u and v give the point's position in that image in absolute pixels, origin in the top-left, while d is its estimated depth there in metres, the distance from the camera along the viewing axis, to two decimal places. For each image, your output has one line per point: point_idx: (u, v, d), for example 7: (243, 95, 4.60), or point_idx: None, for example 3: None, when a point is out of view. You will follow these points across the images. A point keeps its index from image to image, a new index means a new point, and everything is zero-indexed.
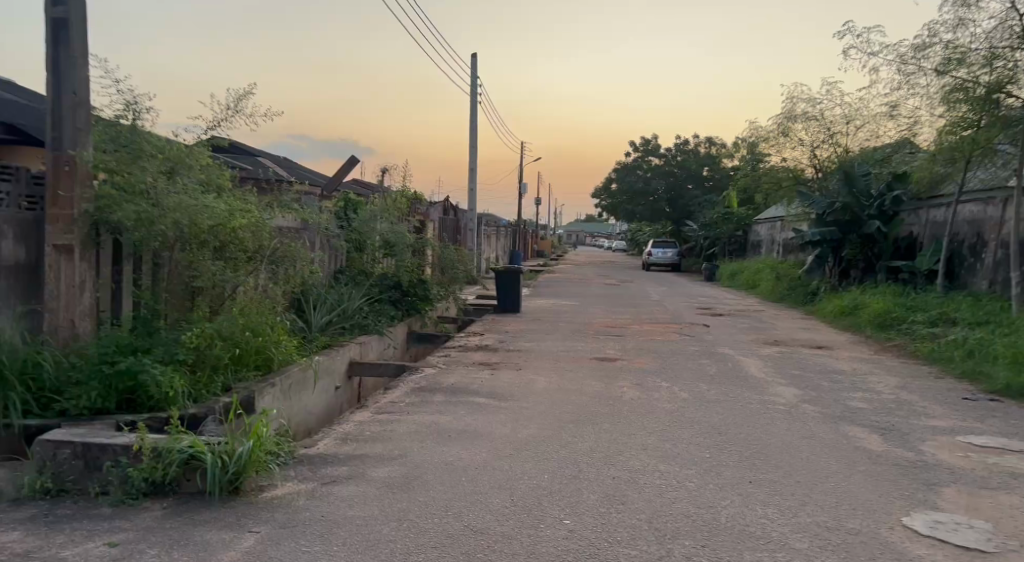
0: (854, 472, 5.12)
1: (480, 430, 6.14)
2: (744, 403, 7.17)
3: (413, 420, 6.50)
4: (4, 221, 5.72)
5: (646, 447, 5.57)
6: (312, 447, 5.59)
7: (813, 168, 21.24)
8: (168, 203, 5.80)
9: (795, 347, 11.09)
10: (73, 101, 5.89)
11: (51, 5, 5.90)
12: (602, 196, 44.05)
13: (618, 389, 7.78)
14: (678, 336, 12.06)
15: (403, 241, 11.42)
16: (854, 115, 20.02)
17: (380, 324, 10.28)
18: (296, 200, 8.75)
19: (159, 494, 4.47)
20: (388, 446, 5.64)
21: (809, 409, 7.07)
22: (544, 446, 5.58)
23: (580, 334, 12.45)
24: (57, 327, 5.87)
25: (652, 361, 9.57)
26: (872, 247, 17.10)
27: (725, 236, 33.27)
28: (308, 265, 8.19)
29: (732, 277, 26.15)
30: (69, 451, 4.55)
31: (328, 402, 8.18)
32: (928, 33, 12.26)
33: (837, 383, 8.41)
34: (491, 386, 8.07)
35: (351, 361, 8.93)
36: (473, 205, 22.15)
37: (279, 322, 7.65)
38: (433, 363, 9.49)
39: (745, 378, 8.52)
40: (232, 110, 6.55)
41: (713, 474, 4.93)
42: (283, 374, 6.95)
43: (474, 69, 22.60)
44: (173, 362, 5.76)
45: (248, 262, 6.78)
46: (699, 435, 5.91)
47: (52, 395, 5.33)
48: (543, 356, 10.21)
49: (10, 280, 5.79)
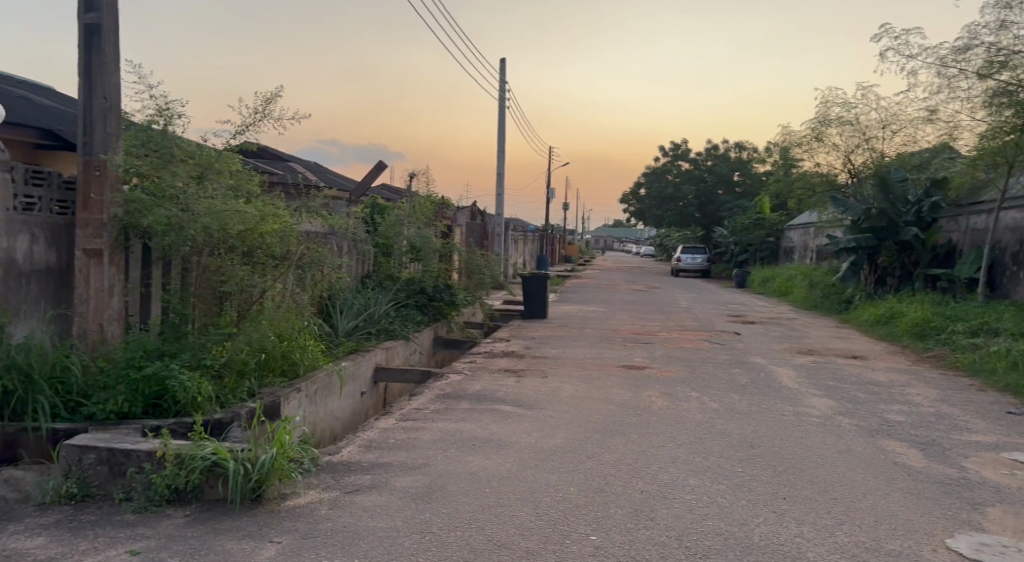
0: (894, 490, 4.93)
1: (505, 439, 6.05)
2: (776, 415, 6.99)
3: (438, 428, 6.43)
4: (37, 225, 5.78)
5: (675, 459, 5.43)
6: (336, 454, 5.55)
7: (847, 172, 20.86)
8: (198, 207, 5.76)
9: (829, 356, 10.83)
10: (104, 107, 5.93)
11: (84, 11, 5.94)
12: (630, 202, 43.81)
13: (646, 399, 7.64)
14: (707, 343, 11.85)
15: (429, 245, 11.39)
16: (891, 119, 19.62)
17: (406, 329, 10.23)
18: (324, 204, 8.78)
19: (181, 501, 4.44)
20: (411, 454, 5.58)
21: (845, 422, 6.86)
22: (571, 457, 5.47)
23: (608, 341, 12.30)
24: (86, 330, 5.92)
25: (682, 370, 9.40)
26: (909, 254, 16.67)
27: (756, 242, 32.84)
28: (334, 269, 8.20)
29: (763, 284, 25.76)
30: (94, 456, 4.55)
31: (354, 407, 8.15)
32: (969, 35, 11.95)
33: (874, 395, 8.16)
34: (517, 393, 7.98)
35: (376, 366, 8.88)
36: (500, 210, 22.11)
37: (306, 327, 7.66)
38: (459, 370, 9.42)
39: (777, 388, 8.31)
40: (260, 114, 6.51)
41: (746, 489, 4.78)
42: (309, 380, 6.96)
43: (503, 74, 22.59)
44: (199, 367, 5.76)
45: (276, 267, 6.74)
46: (730, 448, 5.75)
47: (79, 400, 5.34)
48: (570, 363, 10.09)
49: (41, 284, 5.85)
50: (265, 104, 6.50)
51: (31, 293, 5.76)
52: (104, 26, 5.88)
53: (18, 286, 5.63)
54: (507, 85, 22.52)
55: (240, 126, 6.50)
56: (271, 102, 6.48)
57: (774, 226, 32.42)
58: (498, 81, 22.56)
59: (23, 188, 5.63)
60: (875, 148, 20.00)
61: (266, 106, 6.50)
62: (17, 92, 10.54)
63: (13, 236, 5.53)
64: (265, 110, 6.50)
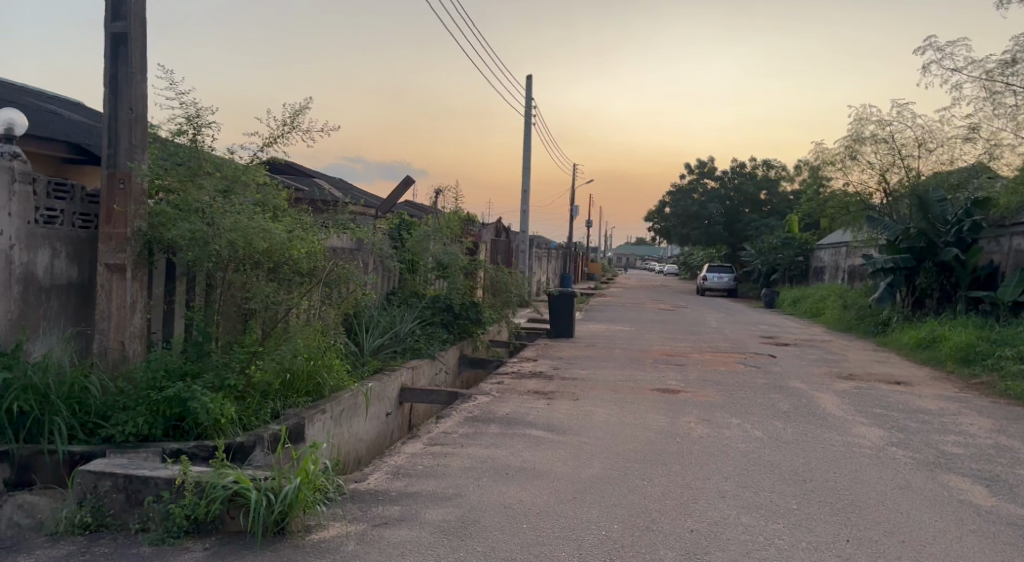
0: (966, 532, 4.52)
1: (539, 467, 5.73)
2: (825, 446, 6.60)
3: (469, 454, 6.13)
4: (58, 239, 5.61)
5: (724, 494, 5.08)
6: (363, 482, 5.28)
7: (881, 192, 20.42)
8: (225, 222, 5.55)
9: (873, 382, 10.36)
10: (130, 118, 5.78)
11: (110, 19, 5.77)
12: (654, 220, 43.41)
13: (685, 425, 7.27)
14: (742, 366, 11.43)
15: (456, 262, 11.21)
16: (927, 137, 19.10)
17: (432, 347, 9.97)
18: (351, 219, 8.55)
19: (201, 533, 4.18)
20: (442, 483, 5.28)
21: (900, 454, 6.44)
22: (611, 490, 5.14)
23: (638, 362, 11.90)
24: (107, 348, 5.71)
25: (719, 394, 8.99)
26: (948, 275, 16.05)
27: (785, 262, 32.23)
28: (361, 286, 7.94)
29: (794, 304, 25.23)
30: (110, 483, 4.30)
31: (379, 429, 7.89)
32: (1017, 48, 11.52)
33: (926, 424, 7.72)
34: (548, 417, 7.66)
35: (401, 386, 8.60)
36: (525, 227, 21.86)
37: (331, 346, 7.44)
38: (487, 391, 9.10)
39: (823, 416, 7.90)
40: (288, 126, 6.29)
41: (805, 530, 4.43)
42: (335, 401, 6.74)
43: (529, 91, 22.46)
44: (222, 388, 5.55)
45: (303, 283, 6.48)
46: (783, 482, 5.39)
47: (98, 421, 5.13)
48: (601, 385, 9.74)
49: (62, 300, 5.66)
50: (294, 116, 6.29)
51: (52, 308, 5.57)
52: (131, 35, 5.72)
53: (38, 301, 5.43)
54: (533, 102, 22.36)
55: (268, 139, 6.29)
56: (301, 115, 6.26)
57: (803, 246, 31.79)
58: (525, 99, 22.43)
59: (45, 201, 5.46)
60: (911, 167, 19.48)
61: (295, 119, 6.28)
62: (47, 106, 10.60)
63: (33, 250, 5.36)
64: (294, 123, 6.29)
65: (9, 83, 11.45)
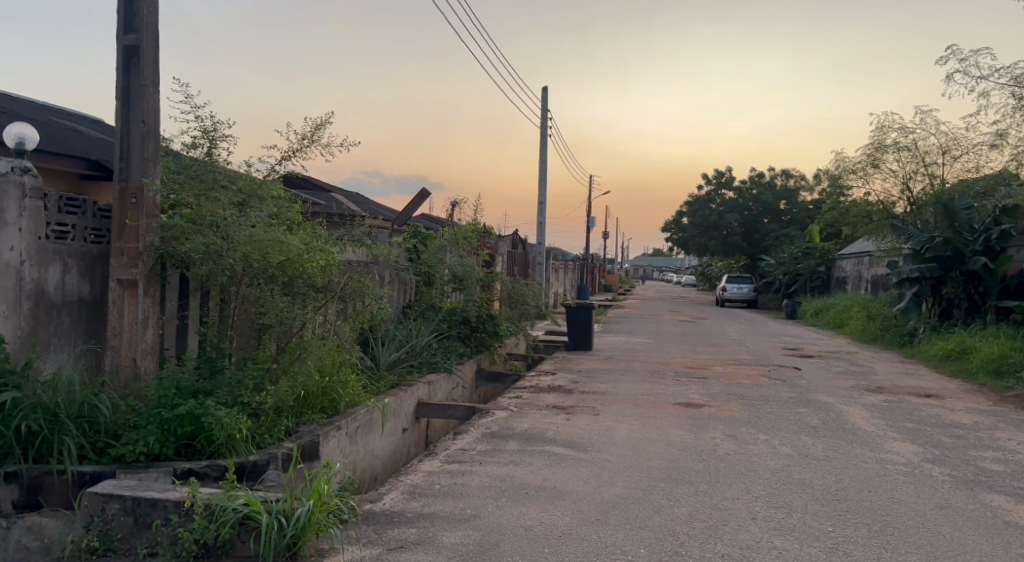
0: (1013, 556, 4.28)
1: (561, 486, 5.54)
2: (858, 462, 6.35)
3: (487, 472, 5.94)
4: (70, 255, 5.52)
5: (755, 515, 4.87)
6: (379, 502, 5.12)
7: (905, 201, 20.12)
8: (239, 235, 5.45)
9: (902, 395, 10.07)
10: (143, 130, 5.70)
11: (124, 32, 5.71)
12: (672, 231, 43.13)
13: (710, 441, 7.05)
14: (766, 379, 11.15)
15: (472, 274, 11.02)
16: (952, 144, 18.77)
17: (449, 361, 9.82)
18: (366, 233, 8.45)
19: (210, 558, 4.01)
20: (460, 504, 5.10)
21: (937, 472, 6.17)
22: (635, 511, 4.94)
23: (659, 376, 11.65)
24: (119, 364, 5.61)
25: (744, 409, 8.72)
26: (977, 284, 15.67)
27: (805, 272, 31.80)
28: (377, 300, 7.79)
29: (816, 315, 24.84)
30: (118, 506, 4.18)
31: (395, 445, 7.72)
32: None
33: (962, 439, 7.43)
34: (568, 433, 7.46)
35: (418, 401, 8.45)
36: (541, 238, 21.73)
37: (347, 361, 7.30)
38: (505, 406, 8.91)
39: (853, 431, 7.64)
40: (308, 140, 6.07)
41: (842, 553, 4.21)
42: (350, 416, 6.61)
43: (545, 103, 22.37)
44: (236, 406, 5.43)
45: (317, 297, 6.36)
46: (816, 502, 5.17)
47: (108, 440, 5.02)
48: (622, 399, 9.52)
49: (74, 317, 5.56)
50: (314, 130, 6.07)
51: (63, 325, 5.47)
52: (143, 47, 5.64)
53: (49, 318, 5.34)
54: (548, 113, 22.26)
55: (285, 152, 6.05)
56: (321, 129, 6.04)
57: (824, 256, 31.35)
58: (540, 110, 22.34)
59: (57, 216, 5.38)
60: (935, 175, 19.12)
61: (316, 133, 6.07)
62: (67, 124, 10.66)
63: (45, 266, 5.27)
64: (314, 137, 6.07)
65: (29, 101, 11.52)
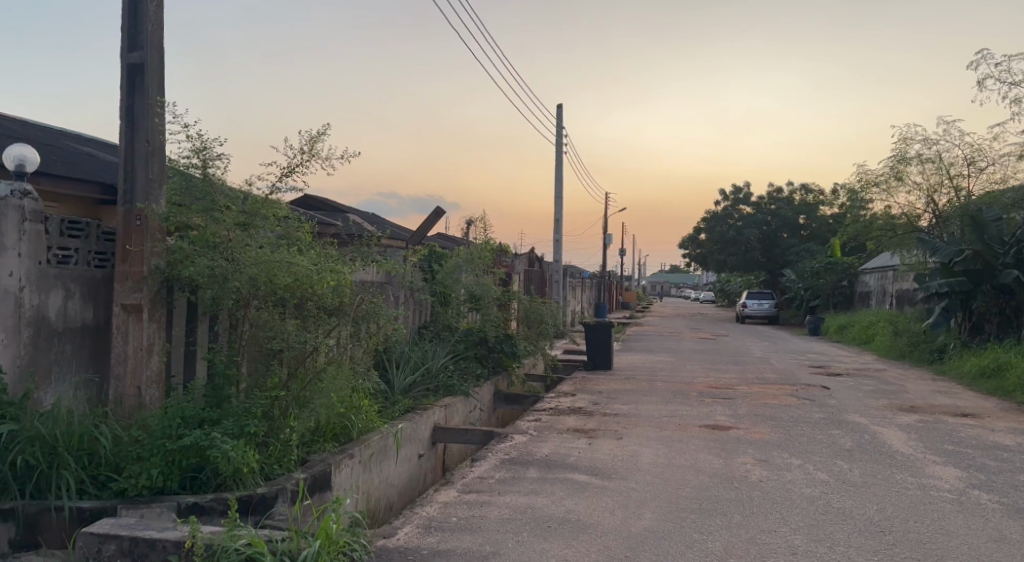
0: None
1: (585, 519, 5.22)
2: (900, 489, 5.98)
3: (505, 503, 5.64)
4: (72, 279, 5.33)
5: (796, 550, 4.53)
6: (392, 537, 4.83)
7: (930, 214, 19.63)
8: (245, 257, 5.22)
9: (937, 415, 9.66)
10: (147, 150, 5.53)
11: (127, 50, 5.53)
12: (690, 247, 42.72)
13: (741, 467, 6.69)
14: (794, 399, 10.75)
15: (489, 295, 10.78)
16: (977, 155, 18.35)
17: (466, 383, 9.52)
18: (379, 251, 8.20)
19: None
20: (478, 539, 4.80)
21: (986, 499, 5.77)
22: (665, 547, 4.62)
23: (682, 396, 11.28)
24: (123, 394, 5.41)
25: (774, 432, 8.35)
26: (1009, 298, 15.20)
27: (826, 291, 31.28)
28: (391, 322, 7.51)
29: (840, 332, 24.32)
30: (115, 546, 3.95)
31: (410, 472, 7.43)
32: None
33: (1008, 463, 7.03)
34: (591, 459, 7.12)
35: (434, 426, 8.14)
36: (558, 257, 21.43)
37: (361, 385, 7.03)
38: (523, 430, 8.60)
39: (891, 454, 7.25)
40: (307, 155, 5.78)
41: None
42: (364, 443, 6.32)
43: (560, 120, 22.20)
44: (244, 435, 5.15)
45: (330, 320, 6.09)
46: (860, 535, 4.82)
47: (110, 474, 4.78)
48: (645, 422, 9.16)
49: (77, 344, 5.36)
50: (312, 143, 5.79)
51: (66, 352, 5.28)
52: (148, 64, 5.48)
53: (50, 345, 5.14)
54: (564, 130, 22.09)
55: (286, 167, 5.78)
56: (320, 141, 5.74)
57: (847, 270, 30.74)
58: (556, 127, 22.19)
59: (58, 239, 5.19)
60: (960, 187, 18.78)
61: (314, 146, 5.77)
62: (80, 147, 10.57)
63: (45, 291, 5.07)
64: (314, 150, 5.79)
65: (44, 126, 11.48)
